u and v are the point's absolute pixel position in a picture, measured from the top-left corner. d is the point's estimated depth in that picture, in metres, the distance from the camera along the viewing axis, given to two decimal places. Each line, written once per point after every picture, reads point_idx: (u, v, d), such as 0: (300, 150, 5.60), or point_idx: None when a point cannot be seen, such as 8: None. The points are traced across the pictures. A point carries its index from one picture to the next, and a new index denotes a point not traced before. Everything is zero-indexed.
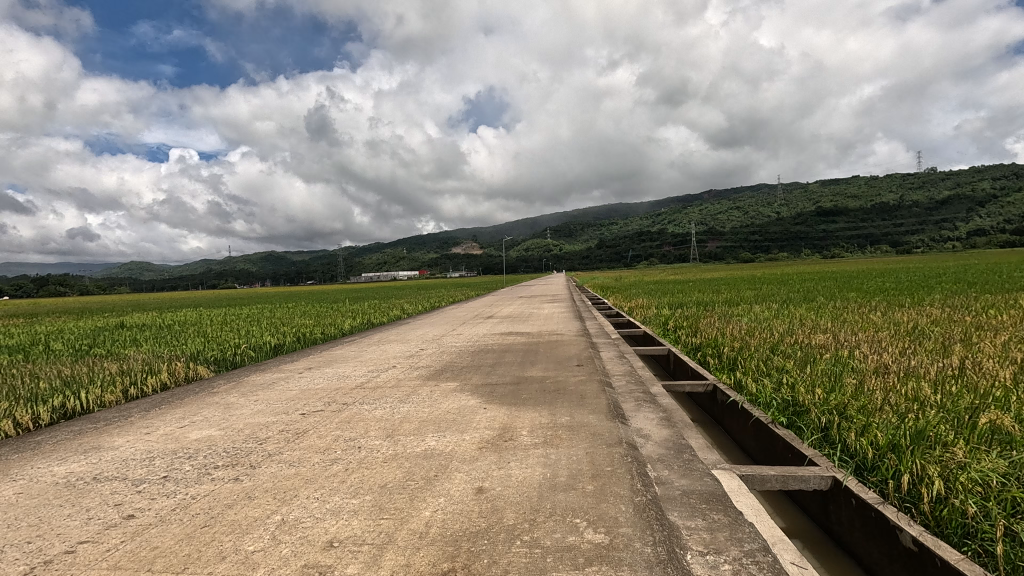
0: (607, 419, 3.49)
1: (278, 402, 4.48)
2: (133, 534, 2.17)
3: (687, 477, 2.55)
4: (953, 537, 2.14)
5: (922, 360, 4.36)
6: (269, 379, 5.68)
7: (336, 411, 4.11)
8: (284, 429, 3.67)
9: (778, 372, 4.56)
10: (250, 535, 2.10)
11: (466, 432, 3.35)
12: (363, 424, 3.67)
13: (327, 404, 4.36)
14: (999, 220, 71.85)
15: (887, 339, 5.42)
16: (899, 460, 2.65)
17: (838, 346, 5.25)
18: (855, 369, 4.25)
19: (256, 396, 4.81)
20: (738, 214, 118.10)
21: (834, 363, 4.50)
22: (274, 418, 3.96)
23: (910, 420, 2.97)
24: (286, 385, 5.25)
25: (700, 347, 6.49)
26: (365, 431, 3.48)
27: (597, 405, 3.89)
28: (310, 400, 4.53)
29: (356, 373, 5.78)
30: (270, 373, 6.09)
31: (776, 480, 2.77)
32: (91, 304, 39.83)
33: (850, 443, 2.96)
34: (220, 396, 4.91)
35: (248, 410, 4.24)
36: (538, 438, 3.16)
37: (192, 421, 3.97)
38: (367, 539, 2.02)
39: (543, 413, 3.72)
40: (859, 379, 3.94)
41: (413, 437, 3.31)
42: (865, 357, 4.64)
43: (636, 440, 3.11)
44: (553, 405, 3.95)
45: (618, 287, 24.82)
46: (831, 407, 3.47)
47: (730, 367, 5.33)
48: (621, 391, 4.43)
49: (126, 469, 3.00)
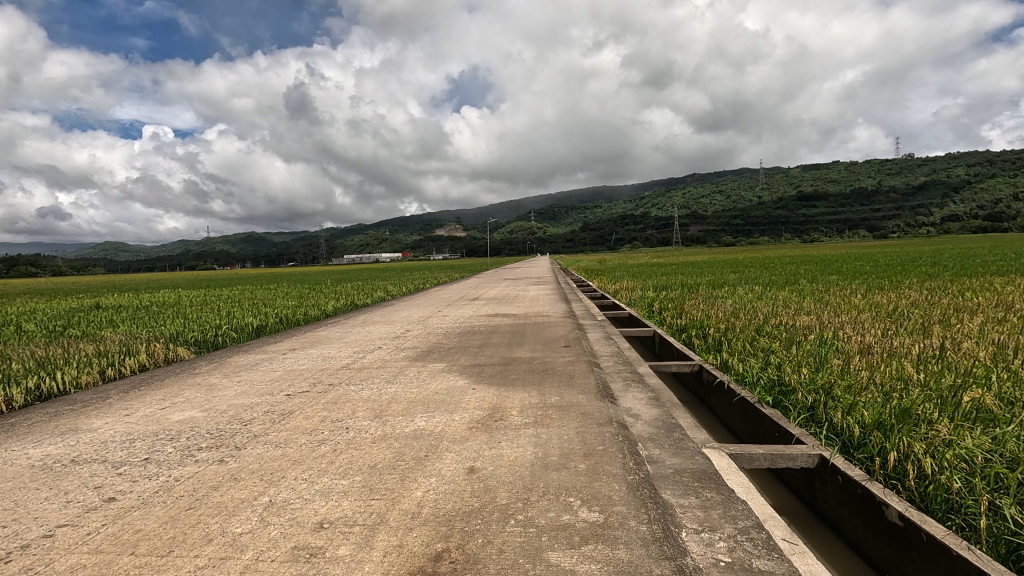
0: (596, 399, 3.49)
1: (262, 383, 4.39)
2: (114, 517, 2.11)
3: (678, 456, 2.55)
4: (937, 512, 2.19)
5: (904, 340, 4.43)
6: (252, 360, 5.58)
7: (323, 391, 4.05)
8: (269, 409, 3.60)
9: (763, 352, 4.62)
10: (237, 517, 2.05)
11: (456, 412, 3.32)
12: (350, 405, 3.62)
13: (313, 385, 4.29)
14: (972, 206, 73.35)
15: (869, 321, 5.51)
16: (884, 438, 2.70)
17: (823, 327, 5.33)
18: (840, 349, 4.31)
19: (239, 377, 4.72)
20: (720, 199, 118.91)
21: (819, 343, 4.57)
22: (258, 399, 3.88)
23: (895, 397, 3.02)
24: (270, 366, 5.16)
25: (686, 329, 6.54)
26: (353, 412, 3.44)
27: (585, 385, 3.88)
28: (295, 381, 4.45)
29: (342, 354, 5.70)
30: (253, 354, 5.99)
31: (764, 458, 2.80)
32: (61, 284, 38.68)
33: (837, 422, 3.01)
34: (201, 377, 4.80)
35: (232, 391, 4.16)
36: (528, 418, 3.14)
37: (173, 403, 3.87)
38: (358, 519, 1.99)
39: (532, 393, 3.70)
40: (844, 359, 3.99)
41: (402, 417, 3.27)
42: (848, 337, 4.71)
43: (626, 419, 3.10)
44: (542, 385, 3.94)
45: (602, 270, 24.93)
46: (818, 386, 3.53)
47: (716, 348, 5.40)
48: (609, 372, 4.43)
49: (105, 451, 2.91)
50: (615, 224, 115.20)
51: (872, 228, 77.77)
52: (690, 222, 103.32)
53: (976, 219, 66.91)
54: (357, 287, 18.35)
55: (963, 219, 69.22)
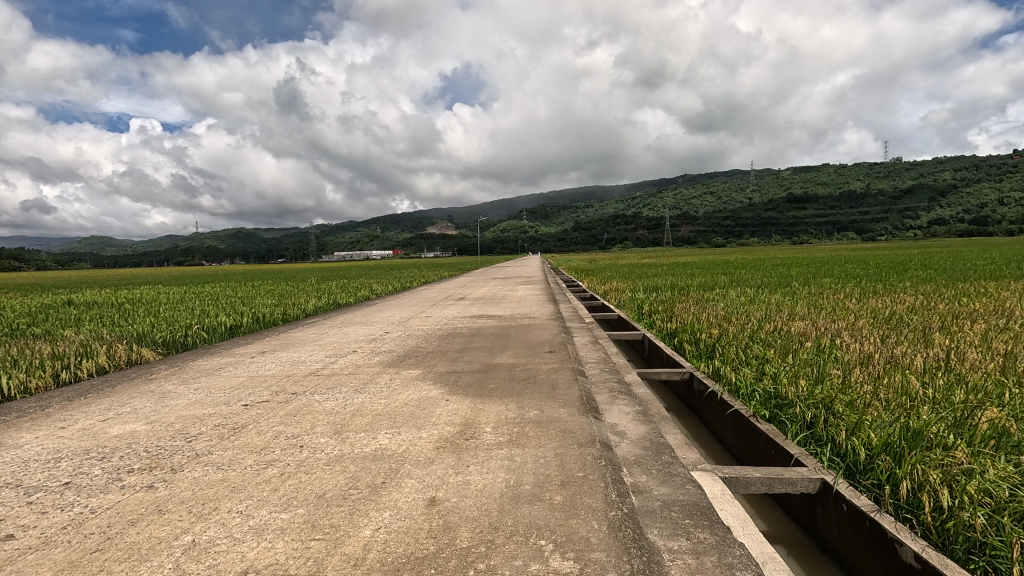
0: (579, 414, 3.20)
1: (219, 392, 4.06)
2: (4, 563, 1.78)
3: (667, 485, 2.26)
4: (959, 553, 1.94)
5: (905, 349, 4.20)
6: (217, 363, 5.24)
7: (283, 402, 3.73)
8: (221, 423, 3.27)
9: (758, 361, 4.35)
10: (148, 564, 1.74)
11: (424, 429, 3.02)
12: (310, 419, 3.30)
13: (274, 393, 3.97)
14: (959, 210, 73.99)
15: (867, 328, 5.26)
16: (895, 462, 2.44)
17: (819, 334, 5.09)
18: (839, 358, 4.05)
19: (198, 384, 4.38)
20: (710, 200, 119.31)
21: (817, 352, 4.31)
22: (211, 410, 3.56)
23: (905, 416, 2.75)
24: (233, 371, 4.83)
25: (677, 333, 6.29)
26: (311, 427, 3.12)
27: (568, 396, 3.59)
28: (257, 388, 4.13)
29: (313, 358, 5.37)
30: (219, 356, 5.65)
31: (761, 483, 2.56)
32: (44, 279, 37.93)
33: (841, 442, 2.75)
34: (156, 383, 4.45)
35: (184, 401, 3.83)
36: (502, 436, 2.84)
37: (118, 414, 3.53)
38: (290, 569, 1.68)
39: (510, 406, 3.40)
40: (844, 370, 3.74)
41: (363, 434, 2.96)
42: (847, 346, 4.45)
43: (611, 438, 2.82)
44: (522, 396, 3.64)
45: (592, 270, 24.65)
46: (820, 398, 3.27)
47: (708, 354, 5.13)
48: (594, 380, 4.15)
49: (24, 473, 2.58)
50: (606, 224, 115.24)
51: (861, 230, 78.42)
52: (682, 222, 103.63)
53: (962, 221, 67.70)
54: (344, 287, 16.75)
55: (950, 222, 69.83)
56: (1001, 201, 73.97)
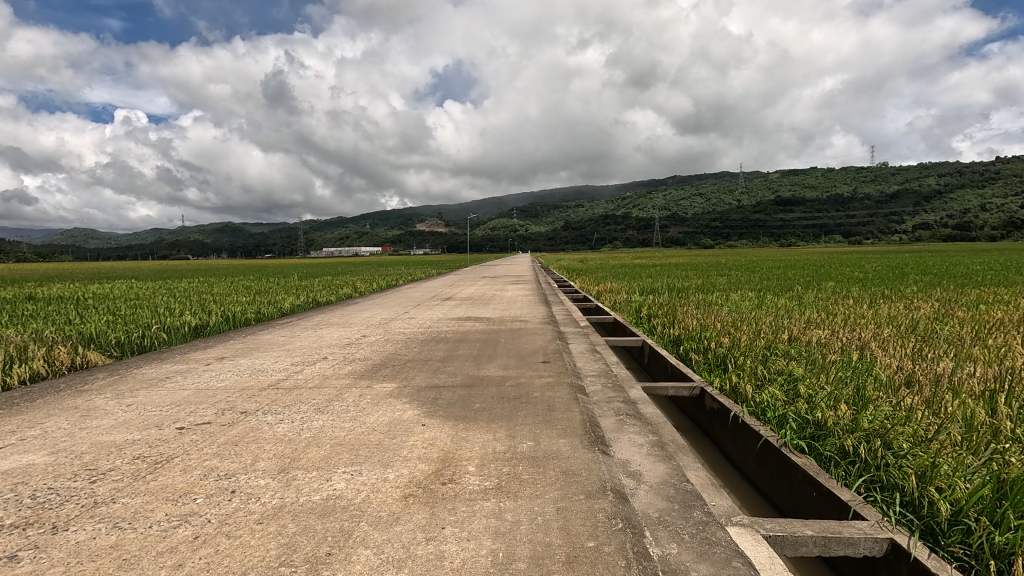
0: (583, 447, 2.63)
1: (155, 409, 3.43)
2: None
3: (706, 561, 1.70)
4: None
5: (950, 367, 3.70)
6: (166, 371, 4.60)
7: (228, 424, 3.12)
8: (143, 454, 2.66)
9: (784, 380, 3.84)
10: None
11: (391, 467, 2.43)
12: (254, 448, 2.70)
13: (219, 412, 3.34)
14: (945, 214, 74.60)
15: (895, 340, 4.75)
16: (993, 524, 1.92)
17: (844, 346, 4.59)
18: (878, 378, 3.54)
19: (135, 397, 3.75)
20: (699, 201, 119.60)
21: (850, 369, 3.80)
22: (136, 436, 2.93)
23: (992, 463, 2.24)
24: (181, 382, 4.19)
25: (681, 341, 5.78)
26: (253, 462, 2.52)
27: (567, 421, 3.03)
28: (201, 405, 3.50)
29: (276, 366, 4.75)
30: (171, 363, 5.00)
31: (814, 543, 2.01)
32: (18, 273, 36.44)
33: (911, 490, 2.21)
34: (88, 396, 3.82)
35: (111, 422, 3.20)
36: (489, 480, 2.27)
37: (21, 440, 2.89)
38: None
39: (499, 435, 2.81)
40: (889, 395, 3.23)
41: (316, 474, 2.36)
42: (883, 361, 3.95)
43: (625, 484, 2.25)
44: (512, 420, 3.07)
45: (582, 270, 24.28)
46: (875, 435, 2.73)
47: (721, 369, 4.61)
48: (596, 399, 3.59)
49: None
50: (596, 224, 115.01)
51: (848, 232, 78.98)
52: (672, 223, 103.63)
53: (948, 225, 68.42)
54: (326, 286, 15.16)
55: (936, 226, 70.37)
56: (985, 205, 75.08)
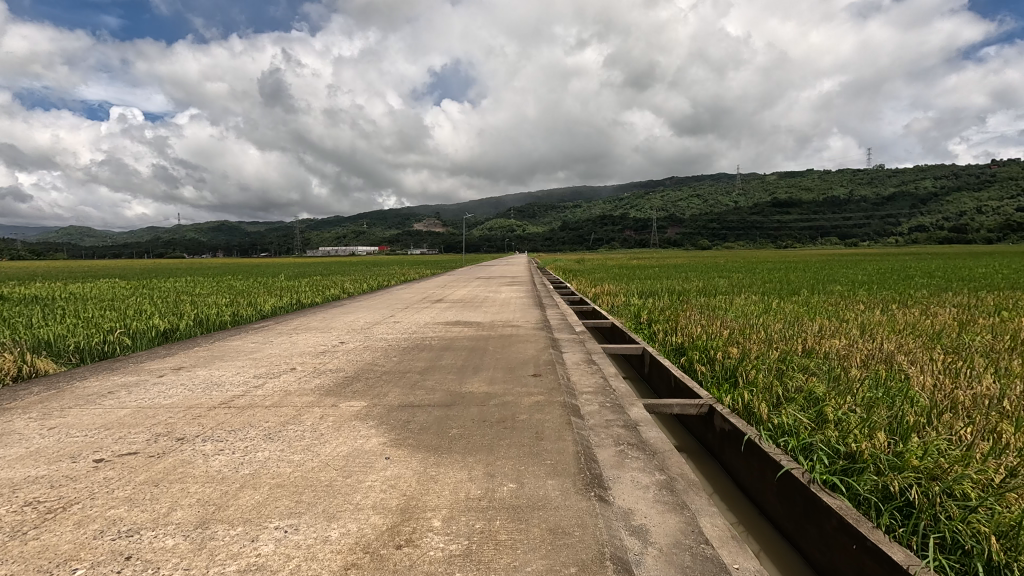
0: (576, 491, 2.16)
1: (78, 434, 2.94)
2: None
3: None
4: None
5: (995, 386, 3.27)
6: (113, 384, 4.11)
7: (157, 455, 2.64)
8: (39, 498, 2.17)
9: (805, 399, 3.39)
10: None
11: (338, 521, 1.94)
12: (177, 490, 2.21)
13: (151, 439, 2.85)
14: (942, 216, 74.49)
15: (923, 352, 4.31)
16: None
17: (869, 359, 4.14)
18: (916, 400, 3.10)
19: (64, 418, 3.27)
20: (697, 202, 119.42)
21: (882, 388, 3.35)
22: (41, 472, 2.44)
23: None
24: (125, 398, 3.71)
25: (685, 350, 5.32)
26: (169, 511, 2.03)
27: (557, 454, 2.55)
28: (135, 430, 3.02)
29: (237, 378, 4.28)
30: (123, 373, 4.51)
31: None
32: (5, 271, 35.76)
33: None
34: (11, 416, 3.34)
35: (20, 451, 2.71)
36: (455, 543, 1.78)
37: None
38: None
39: (475, 473, 2.33)
40: (935, 423, 2.79)
41: (240, 532, 1.88)
42: (918, 379, 3.50)
43: (628, 550, 1.77)
44: (493, 451, 2.59)
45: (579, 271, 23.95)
46: (932, 483, 2.28)
47: (730, 383, 4.16)
48: (592, 423, 3.12)
49: None
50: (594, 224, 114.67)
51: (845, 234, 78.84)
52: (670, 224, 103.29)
53: (945, 227, 68.37)
54: (314, 287, 14.63)
55: (934, 228, 70.30)
56: (981, 207, 75.20)
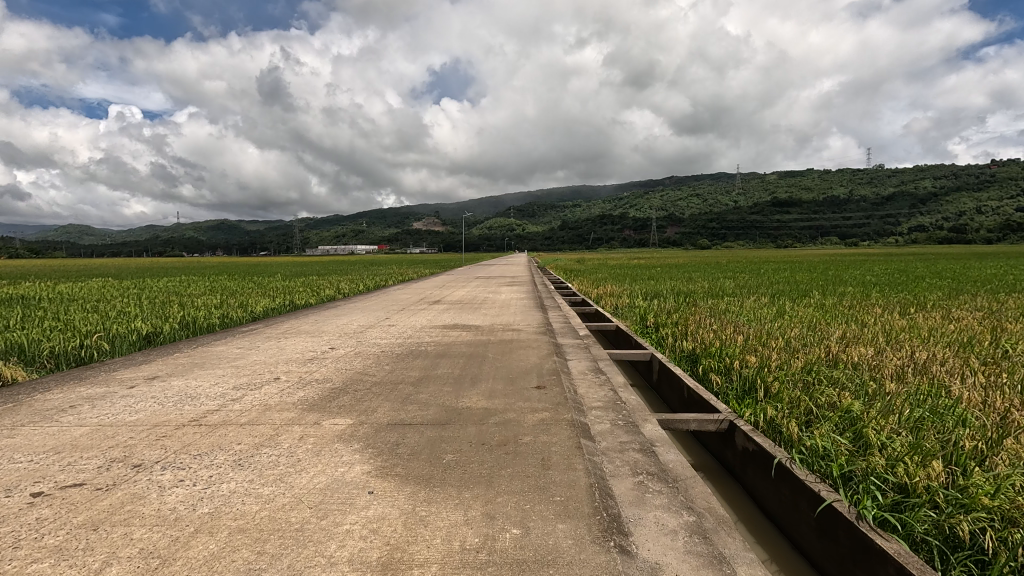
0: (593, 541, 1.81)
1: (19, 460, 2.58)
2: None
3: None
4: None
5: None
6: (78, 396, 3.77)
7: (106, 486, 2.28)
8: None
9: (840, 417, 3.04)
10: None
11: None
12: (118, 536, 1.86)
13: (104, 466, 2.50)
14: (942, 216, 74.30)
15: (961, 362, 3.96)
16: None
17: (902, 370, 3.79)
18: (969, 422, 2.76)
19: (13, 437, 2.91)
20: (696, 202, 119.15)
21: (925, 407, 3.01)
22: None
23: None
24: (86, 414, 3.36)
25: (698, 357, 4.98)
26: (102, 567, 1.68)
27: (568, 488, 2.21)
28: (87, 454, 2.66)
29: (215, 390, 3.93)
30: (92, 383, 4.17)
31: None
32: None
33: None
34: None
35: None
36: None
37: None
38: None
39: (472, 514, 1.99)
40: (996, 452, 2.46)
41: None
42: (965, 395, 3.15)
43: None
44: (493, 484, 2.24)
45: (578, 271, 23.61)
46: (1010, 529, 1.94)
47: (751, 396, 3.81)
48: (604, 446, 2.77)
49: None
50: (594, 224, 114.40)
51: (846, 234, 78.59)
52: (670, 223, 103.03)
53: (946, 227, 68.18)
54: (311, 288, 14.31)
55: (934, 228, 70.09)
56: (981, 207, 75.09)
